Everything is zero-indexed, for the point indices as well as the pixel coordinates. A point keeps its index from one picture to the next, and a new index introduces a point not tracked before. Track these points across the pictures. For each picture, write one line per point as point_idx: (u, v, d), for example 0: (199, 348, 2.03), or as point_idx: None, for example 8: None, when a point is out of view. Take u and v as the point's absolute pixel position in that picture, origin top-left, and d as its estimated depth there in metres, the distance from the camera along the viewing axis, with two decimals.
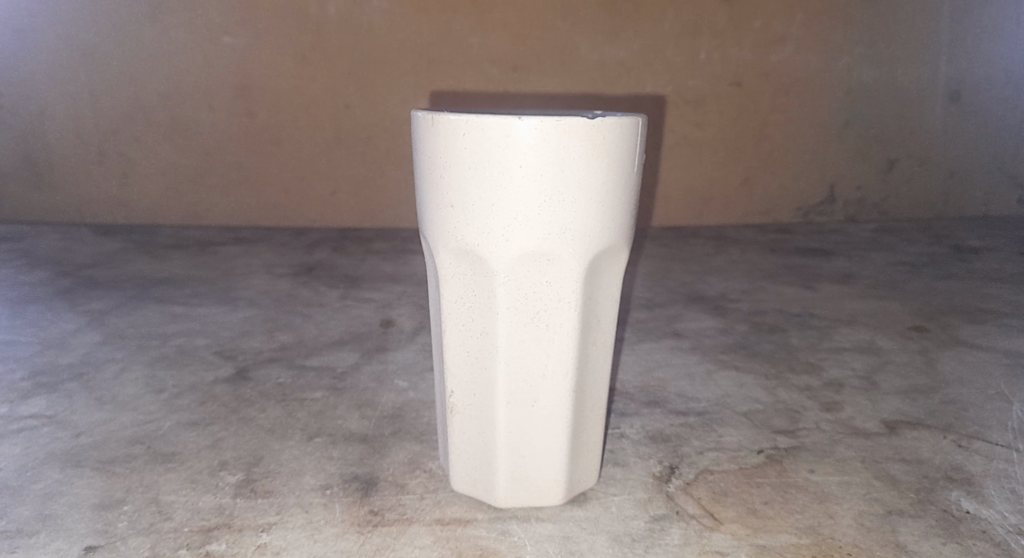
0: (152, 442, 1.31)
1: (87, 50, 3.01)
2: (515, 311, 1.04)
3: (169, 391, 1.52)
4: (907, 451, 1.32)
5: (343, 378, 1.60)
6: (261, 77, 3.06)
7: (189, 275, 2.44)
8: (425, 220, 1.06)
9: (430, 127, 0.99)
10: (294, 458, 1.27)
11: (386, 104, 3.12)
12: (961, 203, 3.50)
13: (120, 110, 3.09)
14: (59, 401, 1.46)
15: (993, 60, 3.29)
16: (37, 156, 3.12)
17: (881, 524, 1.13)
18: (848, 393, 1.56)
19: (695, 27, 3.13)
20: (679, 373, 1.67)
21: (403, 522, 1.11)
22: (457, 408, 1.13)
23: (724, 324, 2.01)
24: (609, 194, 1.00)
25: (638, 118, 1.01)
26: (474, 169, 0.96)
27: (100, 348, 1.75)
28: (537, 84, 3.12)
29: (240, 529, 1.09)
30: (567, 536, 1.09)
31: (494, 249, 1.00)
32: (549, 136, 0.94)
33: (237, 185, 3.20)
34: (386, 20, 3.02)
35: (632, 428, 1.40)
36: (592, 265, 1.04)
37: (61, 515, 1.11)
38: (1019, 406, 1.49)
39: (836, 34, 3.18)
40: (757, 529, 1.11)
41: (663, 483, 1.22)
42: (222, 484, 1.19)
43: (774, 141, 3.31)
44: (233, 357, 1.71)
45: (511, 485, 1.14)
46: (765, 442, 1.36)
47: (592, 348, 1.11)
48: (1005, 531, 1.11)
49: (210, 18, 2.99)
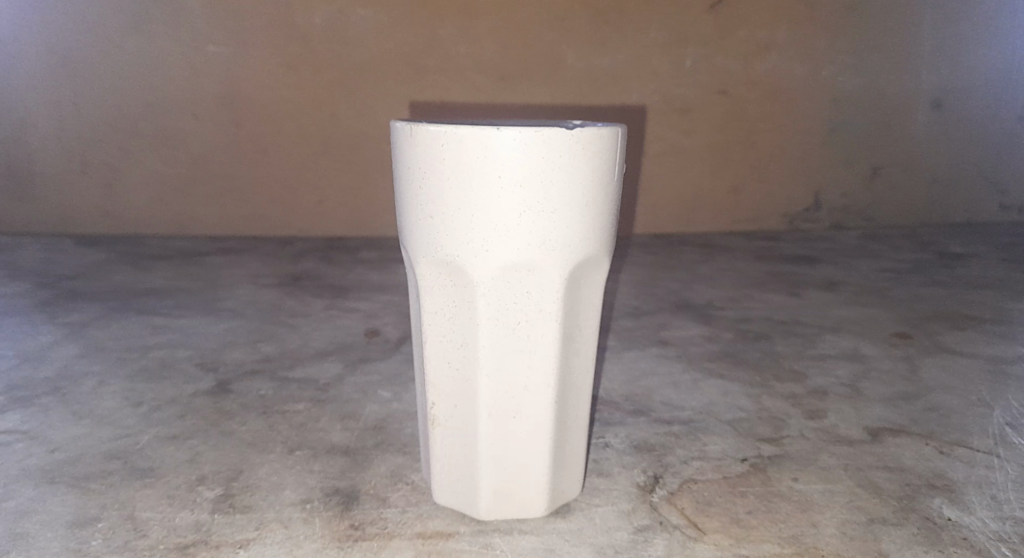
0: (129, 457, 1.30)
1: (72, 60, 2.99)
2: (496, 323, 1.04)
3: (148, 404, 1.51)
4: (889, 459, 1.32)
5: (327, 390, 1.59)
6: (248, 87, 3.05)
7: (173, 286, 2.42)
8: (405, 231, 1.05)
9: (410, 138, 0.98)
10: (274, 472, 1.26)
11: (374, 114, 3.12)
12: (946, 210, 3.53)
13: (106, 120, 3.07)
14: (36, 416, 1.44)
15: (975, 68, 3.31)
16: (21, 167, 3.09)
17: (864, 532, 1.12)
18: (832, 401, 1.56)
19: (681, 35, 3.14)
20: (664, 382, 1.66)
21: (384, 537, 1.10)
22: (439, 421, 1.12)
23: (710, 332, 2.01)
24: (591, 205, 1.00)
25: (619, 129, 1.01)
26: (454, 180, 0.96)
27: (79, 362, 1.73)
28: (525, 92, 3.13)
29: (217, 545, 1.07)
30: (550, 549, 1.09)
31: (475, 260, 0.99)
32: (529, 147, 0.93)
33: (223, 194, 3.19)
34: (373, 32, 3.02)
35: (617, 437, 1.39)
36: (574, 276, 1.04)
37: (34, 534, 1.09)
38: (1002, 412, 1.49)
39: (819, 43, 3.20)
40: (740, 540, 1.11)
41: (647, 493, 1.22)
42: (200, 500, 1.18)
43: (760, 148, 3.32)
44: (215, 369, 1.70)
45: (494, 498, 1.13)
46: (750, 450, 1.36)
47: (575, 359, 1.10)
48: (986, 538, 1.11)
49: (196, 28, 2.98)
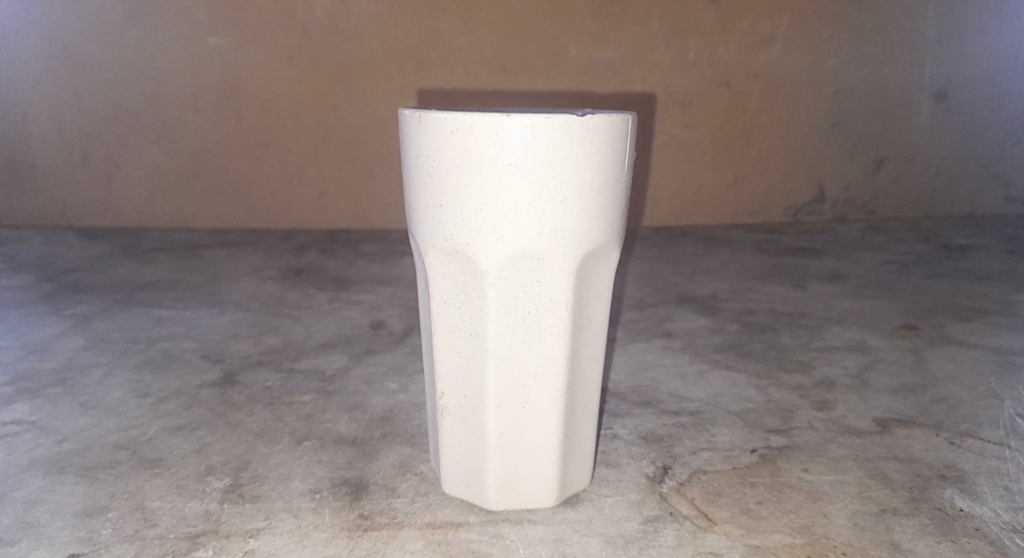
0: (137, 448, 1.29)
1: (72, 52, 2.97)
2: (505, 312, 1.03)
3: (155, 395, 1.50)
4: (899, 450, 1.32)
5: (333, 381, 1.58)
6: (249, 79, 3.04)
7: (176, 278, 2.41)
8: (414, 220, 1.04)
9: (418, 126, 0.98)
10: (283, 463, 1.25)
11: (375, 106, 3.10)
12: (949, 204, 3.53)
13: (106, 113, 3.05)
14: (42, 406, 1.44)
15: (979, 60, 3.31)
16: (21, 161, 3.08)
17: (875, 522, 1.12)
18: (839, 391, 1.56)
19: (683, 28, 3.13)
20: (671, 374, 1.66)
21: (393, 526, 1.10)
22: (447, 411, 1.12)
23: (715, 324, 2.01)
24: (600, 194, 0.99)
25: (628, 116, 1.00)
26: (462, 169, 0.95)
27: (84, 353, 1.72)
28: (526, 85, 3.12)
29: (228, 535, 1.07)
30: (560, 539, 1.08)
31: (484, 249, 0.99)
32: (539, 133, 0.93)
33: (225, 187, 3.18)
34: (374, 24, 3.01)
35: (624, 429, 1.39)
36: (583, 265, 1.03)
37: (43, 523, 1.09)
38: (1010, 403, 1.49)
39: (822, 36, 3.20)
40: (751, 530, 1.11)
41: (656, 483, 1.22)
42: (209, 490, 1.17)
43: (762, 141, 3.31)
44: (220, 361, 1.69)
45: (504, 488, 1.12)
46: (758, 441, 1.35)
47: (583, 348, 1.10)
48: (998, 528, 1.10)
49: (197, 20, 2.97)
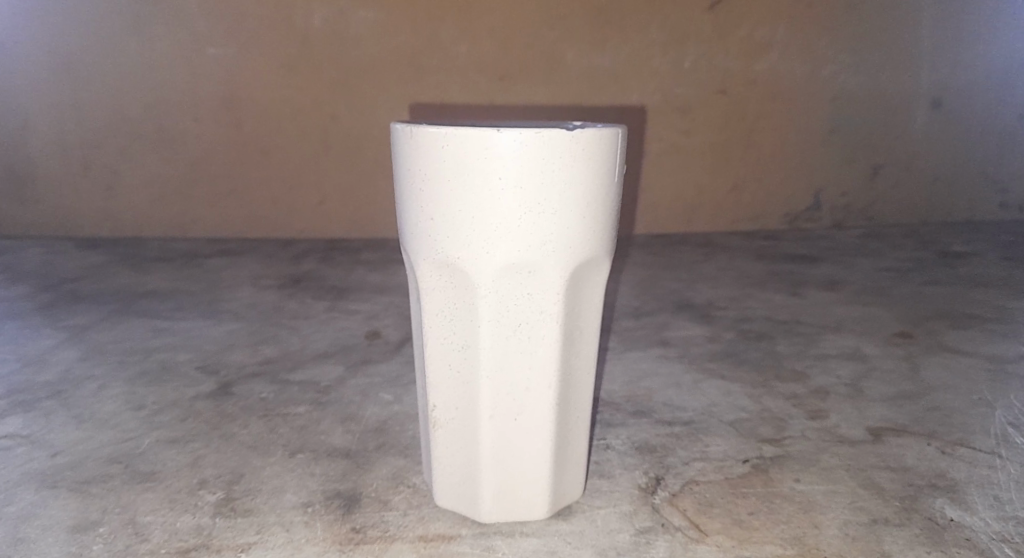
0: (131, 461, 1.30)
1: (72, 62, 2.99)
2: (498, 324, 1.03)
3: (149, 407, 1.51)
4: (891, 459, 1.32)
5: (328, 392, 1.59)
6: (248, 88, 3.05)
7: (174, 288, 2.42)
8: (406, 232, 1.05)
9: (409, 140, 0.98)
10: (275, 475, 1.26)
11: (373, 114, 3.11)
12: (947, 209, 3.53)
13: (105, 122, 3.07)
14: (37, 419, 1.44)
15: (976, 65, 3.31)
16: (21, 170, 3.09)
17: (866, 533, 1.12)
18: (834, 401, 1.56)
19: (680, 34, 3.14)
20: (666, 383, 1.66)
21: (385, 540, 1.10)
22: (440, 423, 1.12)
23: (711, 332, 2.01)
24: (590, 206, 1.00)
25: (619, 129, 1.00)
26: (454, 182, 0.96)
27: (80, 364, 1.73)
28: (525, 93, 3.13)
29: (218, 550, 1.07)
30: (552, 551, 1.09)
31: (476, 262, 0.99)
32: (530, 147, 0.93)
33: (224, 195, 3.19)
34: (373, 31, 3.02)
35: (618, 439, 1.39)
36: (574, 277, 1.03)
37: (34, 538, 1.09)
38: (1003, 411, 1.49)
39: (819, 42, 3.20)
40: (743, 541, 1.11)
41: (649, 495, 1.22)
42: (202, 503, 1.17)
43: (761, 146, 3.32)
44: (216, 372, 1.70)
45: (496, 499, 1.13)
46: (751, 451, 1.35)
47: (576, 360, 1.10)
48: (988, 539, 1.10)
49: (196, 30, 2.98)
